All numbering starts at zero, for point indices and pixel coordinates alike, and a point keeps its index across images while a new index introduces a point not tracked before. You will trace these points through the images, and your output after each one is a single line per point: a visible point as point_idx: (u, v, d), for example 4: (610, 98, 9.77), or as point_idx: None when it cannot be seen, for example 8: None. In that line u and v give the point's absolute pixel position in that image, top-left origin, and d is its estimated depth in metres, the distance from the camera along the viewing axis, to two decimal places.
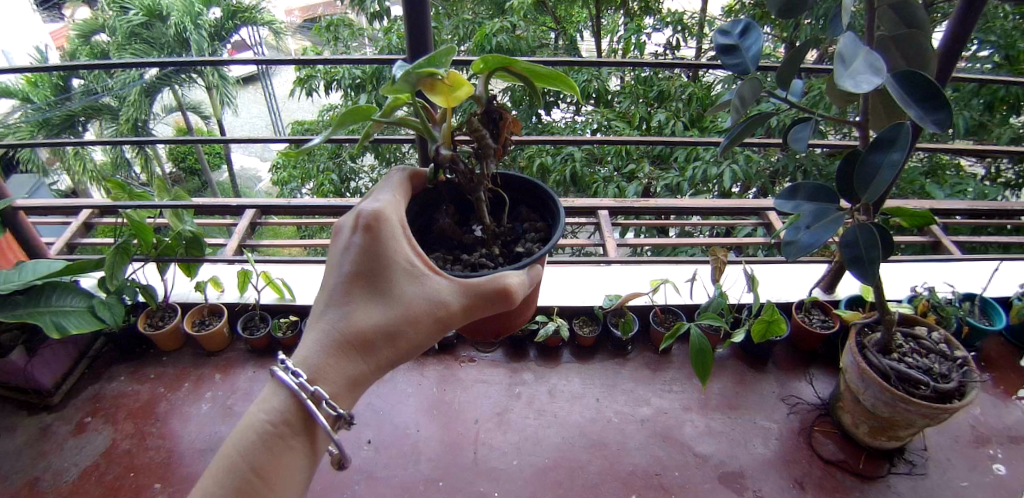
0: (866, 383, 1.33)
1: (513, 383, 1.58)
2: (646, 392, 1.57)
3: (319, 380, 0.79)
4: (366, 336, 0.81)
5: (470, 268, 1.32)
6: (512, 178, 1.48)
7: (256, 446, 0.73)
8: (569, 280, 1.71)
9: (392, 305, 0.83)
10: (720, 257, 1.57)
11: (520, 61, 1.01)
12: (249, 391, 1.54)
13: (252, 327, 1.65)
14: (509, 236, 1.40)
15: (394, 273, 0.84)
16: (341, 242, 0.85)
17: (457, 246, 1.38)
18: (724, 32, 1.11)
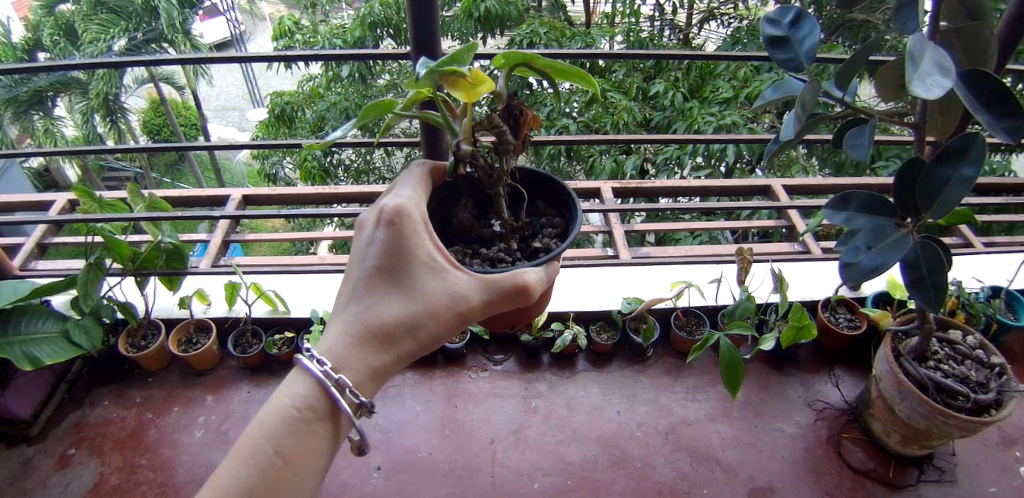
0: (904, 394, 1.27)
1: (527, 396, 1.50)
2: (667, 401, 1.50)
3: (345, 368, 0.86)
4: (388, 327, 0.89)
5: (488, 263, 1.20)
6: (530, 173, 1.34)
7: (282, 432, 0.78)
8: (583, 284, 1.62)
9: (413, 299, 0.91)
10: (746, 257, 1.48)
11: (539, 57, 0.91)
12: (245, 414, 1.45)
13: (245, 344, 1.54)
14: (527, 231, 1.28)
15: (415, 267, 0.92)
16: (365, 240, 0.92)
17: (473, 242, 1.26)
18: (774, 20, 0.99)
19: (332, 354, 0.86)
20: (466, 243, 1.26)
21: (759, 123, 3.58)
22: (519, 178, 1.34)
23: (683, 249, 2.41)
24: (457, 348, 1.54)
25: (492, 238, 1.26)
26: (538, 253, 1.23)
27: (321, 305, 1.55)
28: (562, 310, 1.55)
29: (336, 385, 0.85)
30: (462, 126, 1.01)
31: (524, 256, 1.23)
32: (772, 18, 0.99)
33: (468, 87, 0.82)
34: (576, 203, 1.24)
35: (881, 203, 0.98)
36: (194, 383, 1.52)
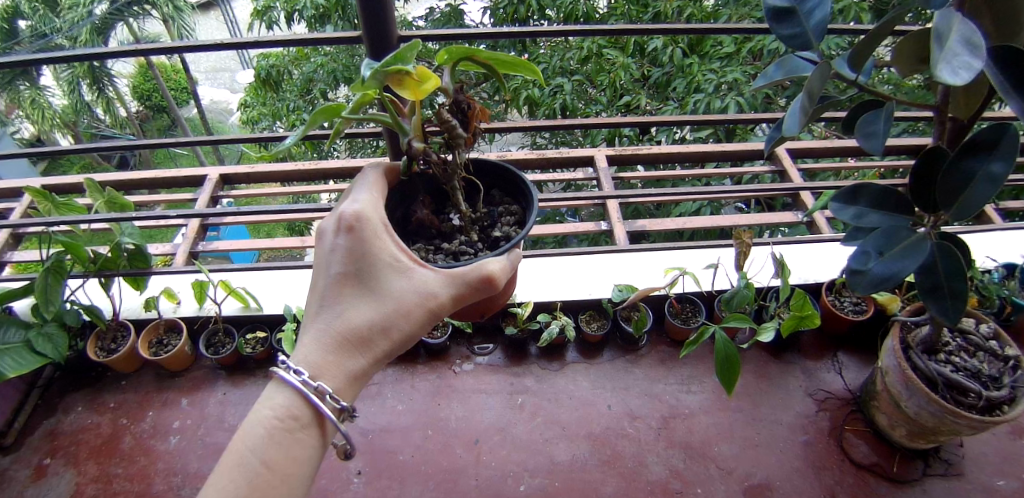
0: (911, 391, 1.21)
1: (515, 392, 1.44)
2: (660, 394, 1.44)
3: (325, 375, 0.85)
4: (361, 331, 0.87)
5: (451, 257, 1.18)
6: (485, 163, 1.27)
7: (267, 439, 0.78)
8: (572, 271, 1.53)
9: (383, 300, 0.88)
10: (745, 242, 1.39)
11: (481, 51, 0.90)
12: (223, 417, 1.41)
13: (219, 345, 1.47)
14: (486, 220, 1.23)
15: (380, 268, 0.89)
16: (327, 245, 0.89)
17: (435, 235, 1.22)
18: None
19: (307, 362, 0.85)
20: (428, 237, 1.21)
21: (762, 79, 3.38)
22: (474, 169, 1.26)
23: (680, 221, 2.30)
24: (440, 343, 1.48)
25: (452, 231, 1.22)
26: (499, 241, 1.20)
27: (296, 302, 1.48)
28: (548, 300, 1.47)
29: (317, 392, 0.83)
30: (412, 122, 0.98)
31: (487, 245, 1.19)
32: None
33: (414, 82, 0.78)
34: (529, 186, 1.18)
35: (892, 199, 0.90)
36: (171, 386, 1.48)
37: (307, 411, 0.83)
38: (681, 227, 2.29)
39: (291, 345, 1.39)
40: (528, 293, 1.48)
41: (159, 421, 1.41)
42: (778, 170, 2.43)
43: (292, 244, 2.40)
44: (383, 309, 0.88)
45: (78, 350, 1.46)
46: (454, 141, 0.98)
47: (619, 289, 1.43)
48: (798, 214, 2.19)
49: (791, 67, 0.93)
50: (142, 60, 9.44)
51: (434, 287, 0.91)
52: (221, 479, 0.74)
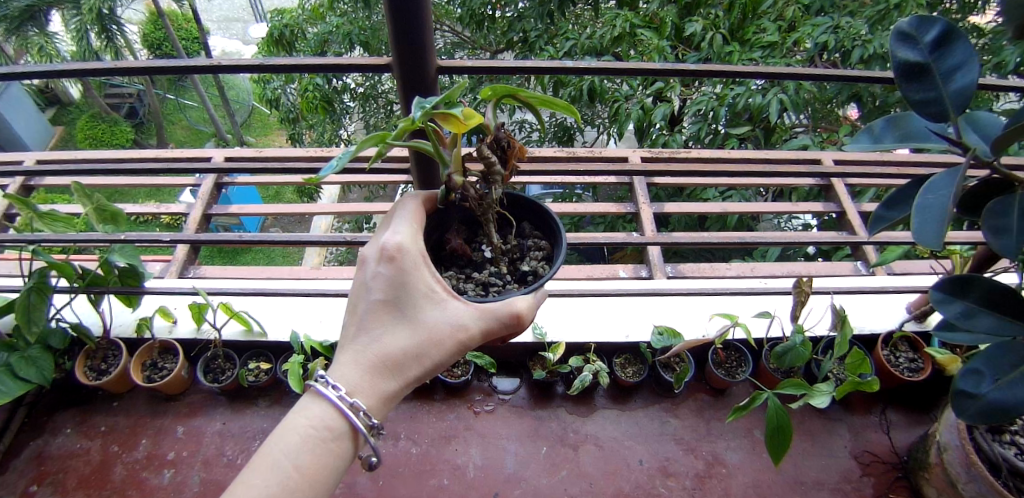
0: (973, 476, 1.08)
1: (536, 438, 1.33)
2: (695, 450, 1.32)
3: (361, 391, 0.80)
4: (395, 358, 0.81)
5: (481, 288, 1.03)
6: (516, 202, 1.09)
7: (305, 443, 0.75)
8: (604, 310, 1.39)
9: (419, 327, 0.83)
10: (805, 290, 1.25)
11: (522, 90, 0.76)
12: (221, 450, 1.32)
13: (218, 371, 1.37)
14: (517, 256, 1.07)
15: (418, 297, 0.84)
16: (365, 270, 0.84)
17: (465, 264, 1.07)
18: (904, 35, 0.67)
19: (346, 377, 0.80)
20: (459, 265, 1.07)
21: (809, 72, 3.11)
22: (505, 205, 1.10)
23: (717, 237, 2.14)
24: (456, 381, 1.36)
25: (483, 262, 1.07)
26: (526, 279, 1.05)
27: (302, 328, 1.36)
28: (579, 343, 1.34)
29: (351, 407, 0.78)
30: (453, 153, 0.87)
31: (517, 281, 1.04)
32: (903, 31, 0.67)
33: (461, 123, 0.68)
34: (554, 222, 1.04)
35: (1012, 298, 0.74)
36: (167, 411, 1.39)
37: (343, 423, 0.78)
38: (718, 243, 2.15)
39: (296, 380, 1.26)
40: (558, 333, 1.36)
41: (153, 449, 1.33)
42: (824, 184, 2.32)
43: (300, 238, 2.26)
44: (418, 338, 0.83)
45: (68, 370, 1.39)
46: (494, 181, 0.87)
47: (659, 335, 1.30)
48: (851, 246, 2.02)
49: (907, 129, 0.76)
50: (151, 9, 9.10)
51: (470, 320, 0.86)
52: (253, 477, 0.70)
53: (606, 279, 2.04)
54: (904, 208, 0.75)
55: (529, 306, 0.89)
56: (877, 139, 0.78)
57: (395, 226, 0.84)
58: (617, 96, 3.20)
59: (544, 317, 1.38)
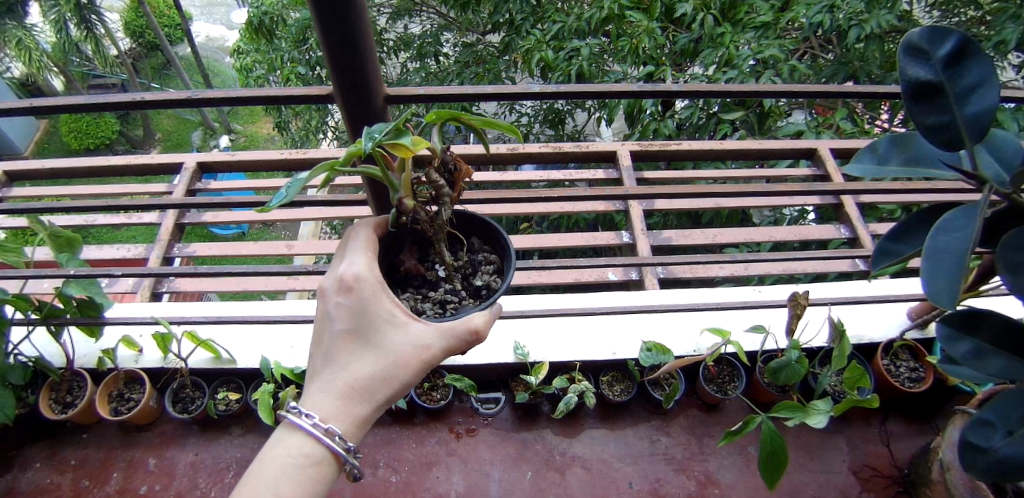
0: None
1: (523, 462, 1.28)
2: (688, 470, 1.27)
3: (335, 417, 0.73)
4: (362, 386, 0.75)
5: (438, 308, 0.95)
6: (467, 216, 1.01)
7: (281, 474, 0.69)
8: (590, 328, 1.33)
9: (384, 352, 0.76)
10: (802, 302, 1.20)
11: (466, 114, 0.69)
12: (194, 484, 1.26)
13: (187, 400, 1.32)
14: (470, 270, 0.99)
15: (381, 319, 0.78)
16: (326, 303, 0.80)
17: (421, 283, 0.98)
18: (914, 49, 0.63)
19: (317, 405, 0.73)
20: (416, 285, 0.98)
21: (807, 51, 2.97)
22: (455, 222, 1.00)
23: (710, 233, 2.09)
24: (438, 404, 1.31)
25: (438, 279, 0.99)
26: (484, 293, 0.97)
27: (273, 355, 1.30)
28: (566, 362, 1.29)
29: (325, 433, 0.72)
30: (401, 178, 0.78)
31: (474, 296, 0.97)
32: (913, 45, 0.63)
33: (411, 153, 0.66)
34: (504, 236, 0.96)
35: (1021, 338, 0.71)
36: (138, 442, 1.32)
37: (321, 447, 0.71)
38: (711, 240, 2.08)
39: (266, 411, 1.20)
40: (543, 352, 1.30)
41: (124, 484, 1.26)
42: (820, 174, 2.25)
43: (278, 245, 2.18)
44: (383, 363, 0.76)
45: (31, 404, 1.30)
46: (442, 203, 0.79)
47: (648, 352, 1.25)
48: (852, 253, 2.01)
49: (915, 152, 0.75)
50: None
51: (434, 338, 0.79)
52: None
53: (595, 282, 1.98)
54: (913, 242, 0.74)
55: (488, 320, 0.82)
56: (883, 159, 0.77)
57: (350, 257, 0.79)
58: (607, 81, 3.04)
59: (527, 335, 1.33)
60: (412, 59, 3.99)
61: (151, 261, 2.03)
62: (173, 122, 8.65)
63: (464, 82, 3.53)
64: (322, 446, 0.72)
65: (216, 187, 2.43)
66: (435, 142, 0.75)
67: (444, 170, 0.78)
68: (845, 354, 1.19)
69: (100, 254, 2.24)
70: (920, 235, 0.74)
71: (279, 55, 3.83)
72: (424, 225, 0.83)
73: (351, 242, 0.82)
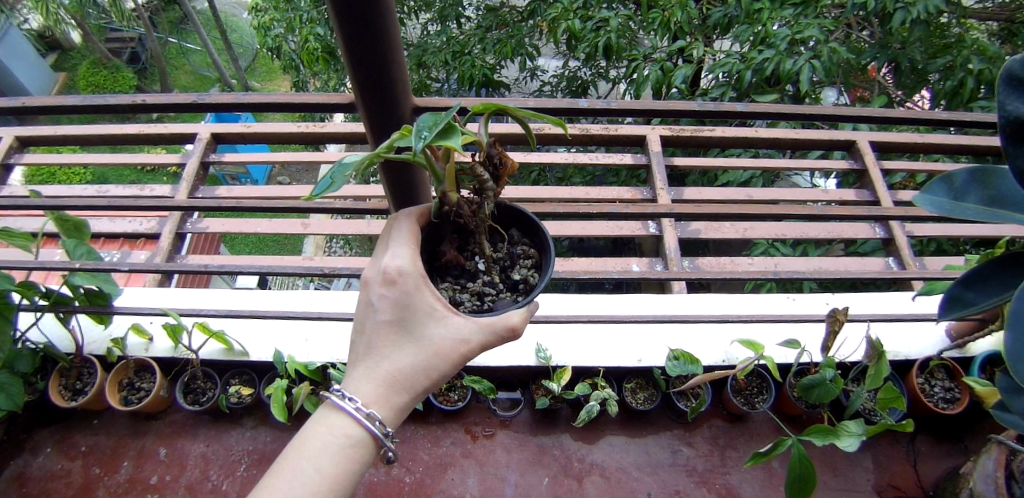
0: None
1: (539, 467, 1.25)
2: (709, 482, 1.23)
3: (375, 405, 0.68)
4: (401, 376, 0.70)
5: (476, 301, 0.87)
6: (509, 208, 0.91)
7: (323, 452, 0.65)
8: (616, 336, 1.28)
9: (424, 342, 0.71)
10: (841, 317, 1.15)
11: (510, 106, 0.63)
12: (203, 477, 1.32)
13: (199, 391, 1.37)
14: (510, 263, 0.90)
15: (422, 309, 0.73)
16: (364, 292, 0.73)
17: (458, 273, 0.90)
18: (1017, 80, 0.56)
19: (358, 391, 0.69)
20: (453, 275, 0.90)
21: (855, 28, 2.75)
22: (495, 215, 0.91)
23: (741, 227, 1.99)
24: (454, 406, 1.28)
25: (478, 270, 0.89)
26: (523, 288, 0.89)
27: (288, 349, 1.30)
28: (588, 368, 1.25)
29: (368, 417, 0.67)
30: (445, 168, 0.72)
31: (513, 290, 0.89)
32: (1014, 74, 0.56)
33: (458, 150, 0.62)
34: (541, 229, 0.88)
35: None
36: (150, 431, 1.40)
37: (362, 429, 0.67)
38: (741, 234, 1.98)
39: (280, 408, 1.24)
40: (568, 355, 1.26)
41: (136, 472, 1.33)
42: (858, 168, 2.14)
43: (291, 223, 2.12)
44: (421, 354, 0.71)
45: (39, 391, 1.37)
46: (486, 197, 0.73)
47: (676, 361, 1.20)
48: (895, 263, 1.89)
49: (997, 192, 0.70)
50: None
51: (475, 333, 0.74)
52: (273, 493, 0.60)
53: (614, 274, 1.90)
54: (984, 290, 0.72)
55: (525, 320, 0.79)
56: (959, 195, 0.72)
57: (394, 249, 0.73)
58: (636, 55, 2.84)
59: (551, 337, 1.28)
60: (431, 23, 3.80)
61: (162, 237, 2.01)
62: (188, 79, 8.50)
63: (484, 49, 3.35)
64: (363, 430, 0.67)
65: (230, 159, 2.36)
66: (482, 132, 0.69)
67: (488, 164, 0.72)
68: (882, 375, 1.15)
69: (113, 226, 2.22)
70: (990, 284, 0.71)
71: (296, 16, 3.67)
72: (466, 216, 0.78)
73: (395, 229, 0.75)
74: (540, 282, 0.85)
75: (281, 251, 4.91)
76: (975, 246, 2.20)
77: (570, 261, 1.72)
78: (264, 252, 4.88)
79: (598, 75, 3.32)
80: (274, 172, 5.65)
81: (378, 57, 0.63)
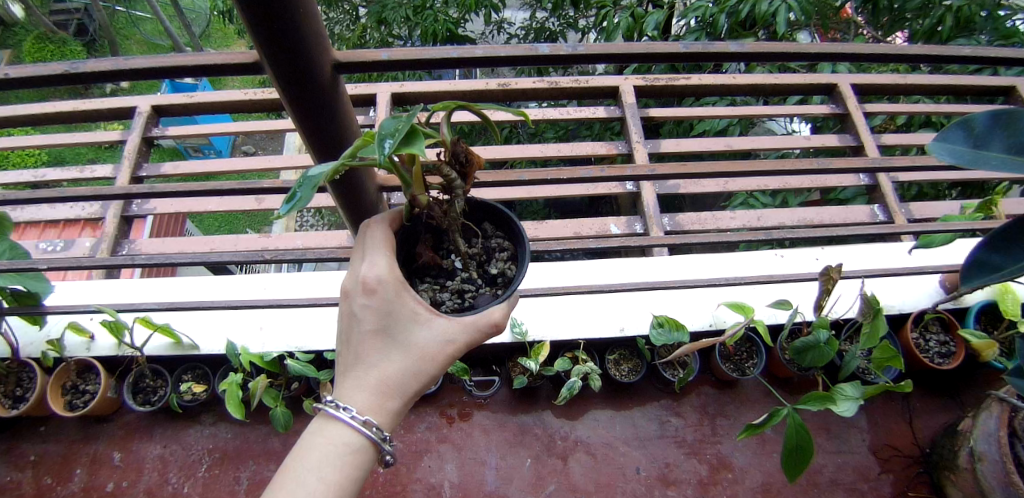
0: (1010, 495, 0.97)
1: (522, 448, 1.18)
2: (700, 453, 1.19)
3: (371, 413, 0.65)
4: (389, 383, 0.66)
5: (457, 300, 0.81)
6: (478, 202, 0.84)
7: (323, 462, 0.62)
8: (597, 306, 1.19)
9: (410, 348, 0.68)
10: (835, 275, 1.09)
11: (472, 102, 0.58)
12: (166, 480, 1.23)
13: (149, 390, 1.26)
14: (485, 257, 0.84)
15: (404, 317, 0.69)
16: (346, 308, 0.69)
17: (436, 273, 0.83)
18: None
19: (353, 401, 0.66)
20: (431, 276, 0.83)
21: None
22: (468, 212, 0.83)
23: (720, 180, 1.85)
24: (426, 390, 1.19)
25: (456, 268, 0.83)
26: (500, 280, 0.83)
27: (242, 341, 1.20)
28: (569, 341, 1.17)
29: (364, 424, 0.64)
30: (412, 172, 0.68)
31: (491, 284, 0.83)
32: None
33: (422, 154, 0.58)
34: (510, 221, 0.82)
35: None
36: (101, 435, 1.29)
37: (357, 436, 0.64)
38: (724, 188, 1.88)
39: (235, 405, 1.14)
40: (546, 328, 1.16)
41: (90, 480, 1.24)
42: (840, 112, 2.01)
43: (243, 199, 1.94)
44: (407, 359, 0.68)
45: None
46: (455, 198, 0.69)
47: (660, 329, 1.13)
48: (882, 213, 1.82)
49: None
50: None
51: (460, 332, 0.70)
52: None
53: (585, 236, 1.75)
54: (1013, 253, 0.63)
55: (507, 312, 0.74)
56: (981, 142, 0.63)
57: (373, 257, 0.68)
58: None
59: (526, 311, 1.18)
60: None
61: (106, 223, 1.85)
62: (138, 48, 7.95)
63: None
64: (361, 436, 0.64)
65: (175, 133, 2.12)
66: (443, 134, 0.62)
67: (453, 162, 0.67)
68: (876, 334, 1.12)
69: (52, 213, 2.04)
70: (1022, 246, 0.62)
71: None
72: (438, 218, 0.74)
73: (372, 232, 0.71)
74: (518, 273, 0.81)
75: (252, 224, 4.70)
76: (954, 188, 2.13)
77: (541, 225, 1.60)
78: (236, 228, 4.67)
79: (568, 23, 3.09)
80: (237, 142, 5.35)
81: (281, 21, 0.49)
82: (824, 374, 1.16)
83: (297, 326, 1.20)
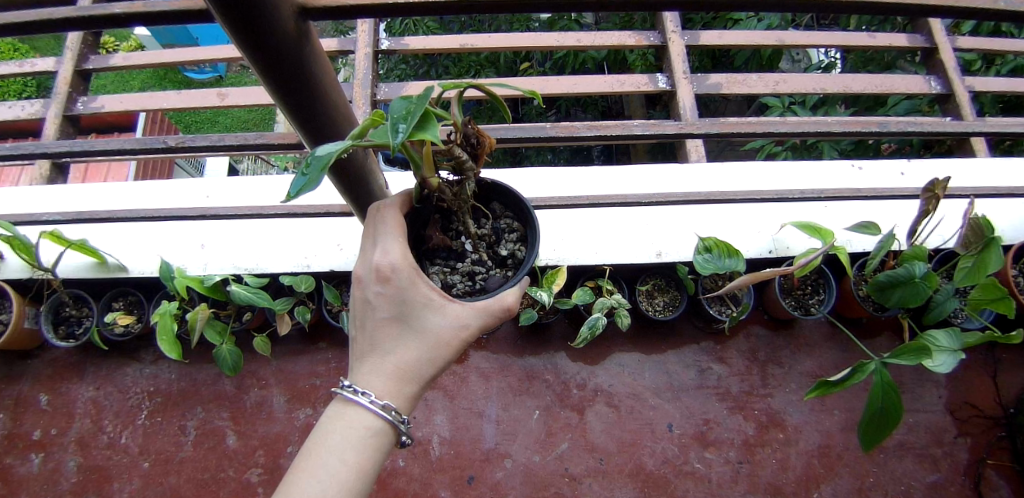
0: None
1: (528, 399, 0.96)
2: (746, 407, 0.97)
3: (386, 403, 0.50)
4: (404, 368, 0.50)
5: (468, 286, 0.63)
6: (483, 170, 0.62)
7: (341, 445, 0.47)
8: (627, 225, 0.93)
9: (424, 340, 0.51)
10: (942, 189, 0.83)
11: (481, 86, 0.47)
12: (101, 427, 1.02)
13: (73, 321, 1.03)
14: (496, 238, 0.63)
15: (417, 307, 0.52)
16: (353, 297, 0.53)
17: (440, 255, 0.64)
18: None
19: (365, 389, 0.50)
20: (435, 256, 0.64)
21: None
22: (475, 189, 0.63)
23: (769, 80, 1.54)
24: None
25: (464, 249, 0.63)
26: (510, 264, 0.62)
27: (181, 261, 0.95)
28: (591, 267, 0.92)
29: (383, 406, 0.49)
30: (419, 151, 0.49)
31: (502, 266, 0.63)
32: None
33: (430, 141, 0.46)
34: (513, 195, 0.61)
35: None
36: (25, 373, 1.07)
37: (379, 419, 0.49)
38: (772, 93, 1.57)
39: (170, 341, 0.91)
40: (561, 251, 0.91)
41: (12, 425, 1.03)
42: None
43: (204, 94, 1.62)
44: (423, 347, 0.51)
45: None
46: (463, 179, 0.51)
47: (707, 254, 0.88)
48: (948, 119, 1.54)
49: None
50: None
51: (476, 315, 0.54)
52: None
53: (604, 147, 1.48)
54: None
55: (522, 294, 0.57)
56: None
57: (382, 239, 0.52)
58: None
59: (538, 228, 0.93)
60: None
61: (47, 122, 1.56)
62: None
63: None
64: (381, 418, 0.48)
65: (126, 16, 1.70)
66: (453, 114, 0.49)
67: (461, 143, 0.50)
68: (986, 268, 0.85)
69: None
70: None
71: None
72: (448, 199, 0.55)
73: (381, 211, 0.54)
74: (526, 254, 0.60)
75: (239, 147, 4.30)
76: (997, 103, 1.82)
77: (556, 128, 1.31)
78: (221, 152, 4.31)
79: None
80: None
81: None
82: (908, 319, 0.93)
83: (245, 243, 0.95)
